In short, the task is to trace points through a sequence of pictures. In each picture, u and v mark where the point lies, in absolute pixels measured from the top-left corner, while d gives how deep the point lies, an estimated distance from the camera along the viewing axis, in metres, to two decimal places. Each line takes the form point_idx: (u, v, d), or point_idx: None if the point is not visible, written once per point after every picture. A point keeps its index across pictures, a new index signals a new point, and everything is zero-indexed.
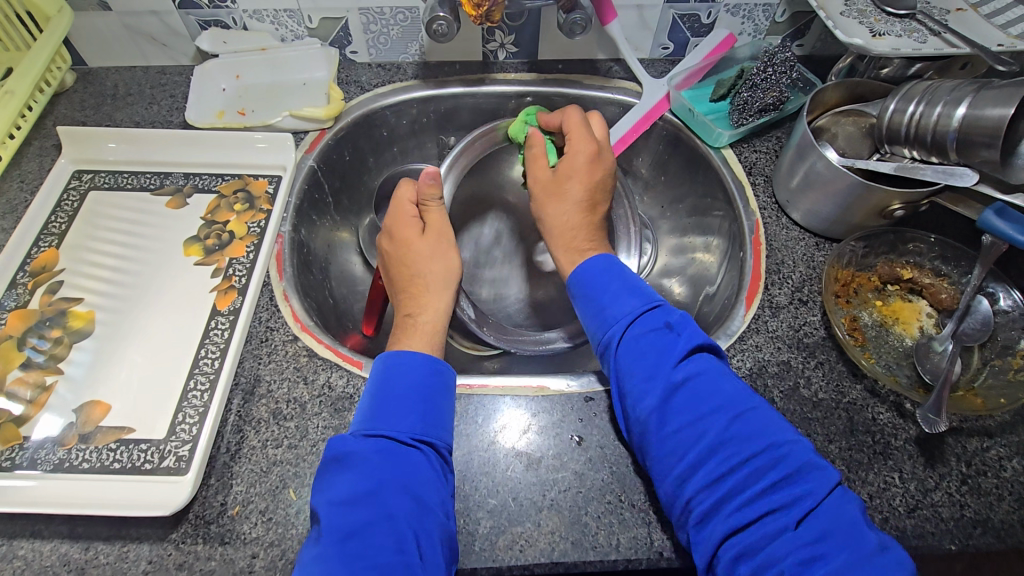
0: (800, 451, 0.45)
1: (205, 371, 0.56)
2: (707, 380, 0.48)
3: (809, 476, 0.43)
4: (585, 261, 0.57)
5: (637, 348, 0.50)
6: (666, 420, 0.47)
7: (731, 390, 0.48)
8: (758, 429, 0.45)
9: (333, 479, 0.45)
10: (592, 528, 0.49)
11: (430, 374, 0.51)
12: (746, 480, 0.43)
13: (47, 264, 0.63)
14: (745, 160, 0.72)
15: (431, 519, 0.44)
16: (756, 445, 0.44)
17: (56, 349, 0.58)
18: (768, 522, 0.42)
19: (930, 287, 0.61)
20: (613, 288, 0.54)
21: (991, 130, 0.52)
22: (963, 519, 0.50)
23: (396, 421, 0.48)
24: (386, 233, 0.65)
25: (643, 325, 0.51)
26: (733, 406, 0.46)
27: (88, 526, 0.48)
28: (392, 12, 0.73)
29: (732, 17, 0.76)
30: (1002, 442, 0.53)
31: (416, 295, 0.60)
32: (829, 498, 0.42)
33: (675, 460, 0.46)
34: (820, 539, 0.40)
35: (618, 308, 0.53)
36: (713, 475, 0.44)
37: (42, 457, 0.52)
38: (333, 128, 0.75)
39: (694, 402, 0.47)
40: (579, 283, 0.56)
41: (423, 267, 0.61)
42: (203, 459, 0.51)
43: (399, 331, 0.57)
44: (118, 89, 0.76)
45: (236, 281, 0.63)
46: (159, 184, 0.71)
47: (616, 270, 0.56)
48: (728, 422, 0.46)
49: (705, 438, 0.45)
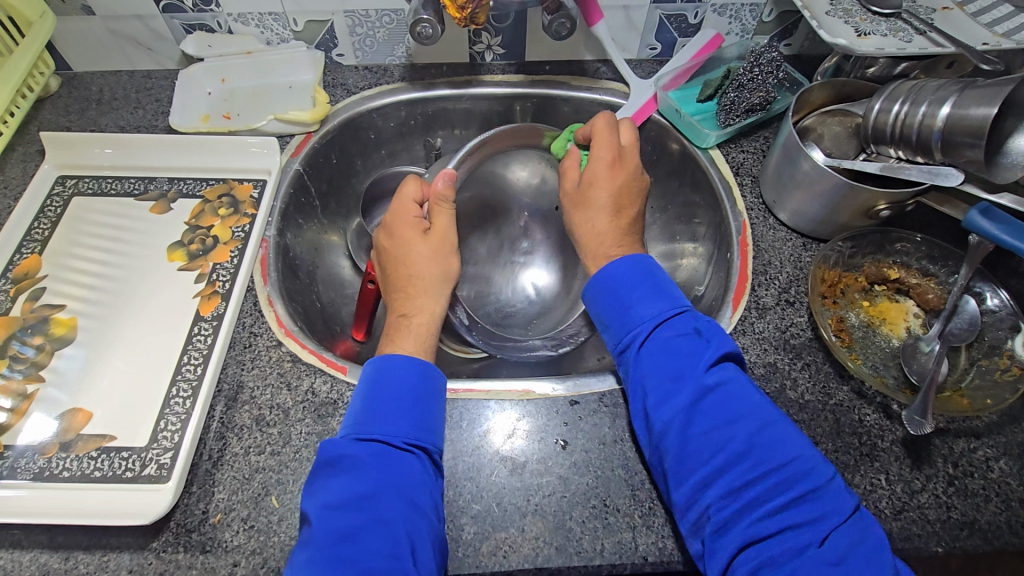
0: (823, 467, 0.45)
1: (187, 378, 0.56)
2: (736, 388, 0.48)
3: (831, 492, 0.44)
4: (610, 262, 0.56)
5: (663, 353, 0.50)
6: (691, 424, 0.47)
7: (758, 402, 0.48)
8: (784, 440, 0.45)
9: (325, 484, 0.45)
10: (577, 533, 0.49)
11: (424, 378, 0.51)
12: (770, 490, 0.43)
13: (30, 271, 0.63)
14: (733, 161, 0.71)
15: (424, 523, 0.44)
16: (784, 454, 0.45)
17: (38, 356, 0.57)
18: (790, 536, 0.42)
19: (917, 287, 0.61)
20: (639, 291, 0.54)
21: (974, 129, 0.52)
22: (949, 521, 0.49)
23: (390, 425, 0.48)
24: (386, 230, 0.64)
25: (672, 329, 0.51)
26: (760, 415, 0.47)
27: (68, 535, 0.48)
28: (378, 14, 0.72)
29: (719, 17, 0.75)
30: (989, 442, 0.52)
31: (412, 296, 0.59)
32: (851, 516, 0.43)
33: (699, 463, 0.45)
34: (842, 557, 0.40)
35: (645, 310, 0.53)
36: (739, 481, 0.44)
37: (22, 465, 0.51)
38: (319, 131, 0.74)
39: (721, 408, 0.47)
40: (602, 284, 0.55)
41: (423, 268, 0.60)
42: (185, 466, 0.50)
43: (391, 331, 0.57)
44: (102, 94, 0.76)
45: (220, 286, 0.62)
46: (144, 189, 0.70)
47: (648, 271, 0.55)
48: (755, 431, 0.46)
49: (732, 444, 0.45)
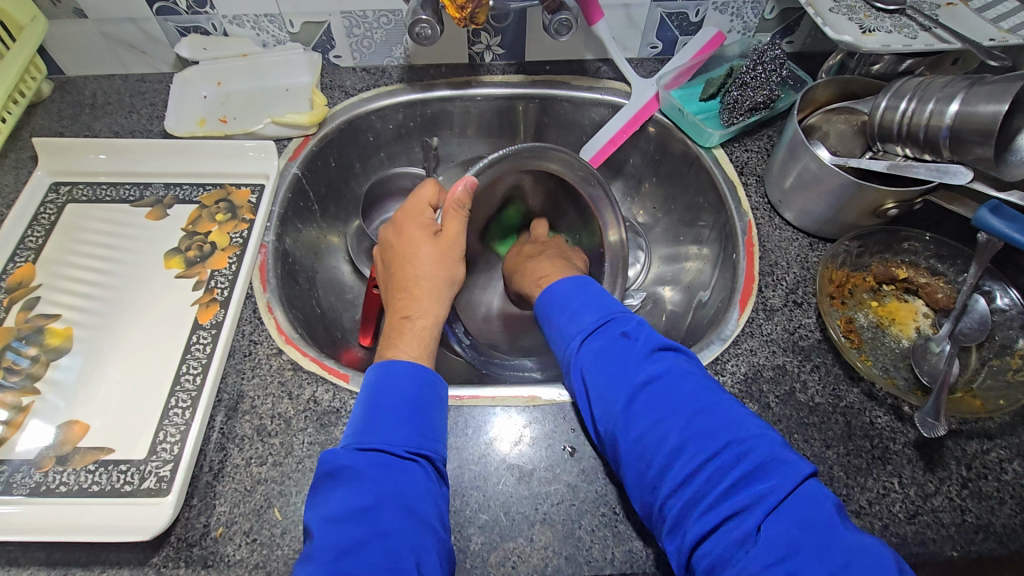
0: (764, 446, 0.43)
1: (186, 389, 0.55)
2: (670, 380, 0.47)
3: (773, 471, 0.41)
4: (550, 284, 0.57)
5: (596, 363, 0.49)
6: (630, 426, 0.45)
7: (693, 391, 0.46)
8: (719, 427, 0.44)
9: (327, 495, 0.44)
10: (587, 542, 0.48)
11: (425, 386, 0.50)
12: (709, 480, 0.42)
13: (24, 279, 0.62)
14: (736, 160, 0.70)
15: (428, 534, 0.43)
16: (715, 445, 0.43)
17: (33, 367, 0.56)
18: (734, 528, 0.40)
19: (926, 286, 0.60)
20: (574, 304, 0.54)
21: (983, 127, 0.51)
22: (964, 524, 0.49)
23: (391, 435, 0.46)
24: (394, 225, 0.62)
25: (602, 339, 0.51)
26: (692, 406, 0.45)
27: (65, 551, 0.47)
28: (375, 15, 0.71)
29: (721, 14, 0.74)
30: (1002, 443, 0.52)
31: (416, 297, 0.58)
32: (794, 494, 0.40)
33: (642, 466, 0.44)
34: (786, 548, 0.37)
35: (577, 319, 0.53)
36: (679, 477, 0.42)
37: (18, 480, 0.50)
38: (317, 133, 0.73)
39: (653, 406, 0.46)
40: (545, 305, 0.56)
41: (429, 272, 0.59)
42: (185, 480, 0.49)
43: (393, 333, 0.55)
44: (96, 98, 0.75)
45: (218, 293, 0.61)
46: (139, 195, 0.69)
47: (582, 287, 0.56)
48: (688, 422, 0.44)
49: (665, 442, 0.44)
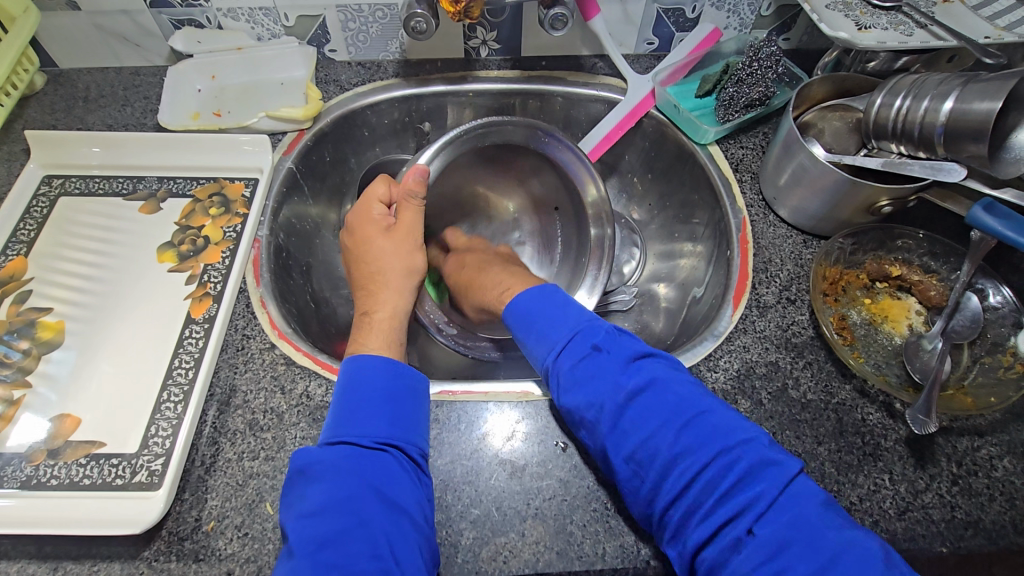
0: (752, 449, 0.43)
1: (178, 382, 0.55)
2: (656, 391, 0.46)
3: (762, 474, 0.42)
4: (516, 297, 0.57)
5: (571, 380, 0.49)
6: (620, 444, 0.45)
7: (676, 400, 0.46)
8: (707, 435, 0.44)
9: (301, 492, 0.43)
10: (578, 537, 0.48)
11: (392, 376, 0.50)
12: (703, 489, 0.42)
13: (16, 273, 0.62)
14: (732, 157, 0.70)
15: (406, 522, 0.43)
16: (705, 453, 0.43)
17: (25, 360, 0.56)
18: (728, 534, 0.40)
19: (919, 284, 0.60)
20: (540, 318, 0.54)
21: (978, 124, 0.51)
22: (954, 521, 0.49)
23: (362, 426, 0.46)
24: (349, 228, 0.64)
25: (575, 354, 0.50)
26: (678, 416, 0.45)
27: (56, 545, 0.47)
28: (370, 9, 0.71)
29: (717, 11, 0.74)
30: (993, 440, 0.52)
31: (376, 291, 0.59)
32: (784, 495, 0.40)
33: (637, 480, 0.45)
34: (782, 550, 0.38)
35: (546, 338, 0.52)
36: (673, 491, 0.42)
37: (9, 474, 0.50)
38: (312, 128, 0.73)
39: (640, 420, 0.45)
40: (514, 318, 0.56)
41: (386, 264, 0.60)
42: (177, 473, 0.49)
43: (357, 329, 0.56)
44: (90, 91, 0.74)
45: (211, 288, 0.61)
46: (132, 188, 0.69)
47: (550, 297, 0.55)
48: (675, 434, 0.44)
49: (658, 456, 0.44)
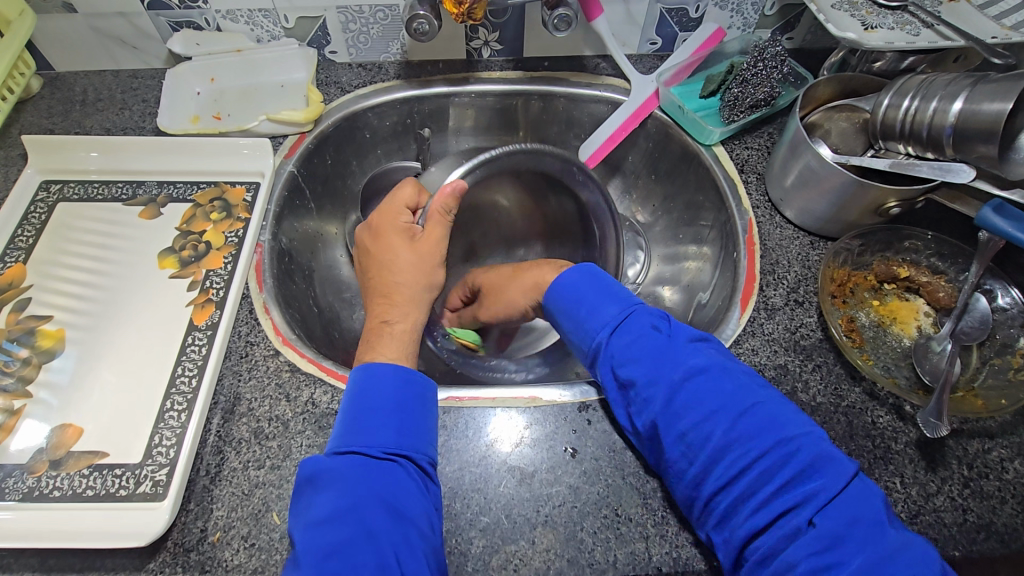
0: (810, 443, 0.42)
1: (182, 391, 0.54)
2: (711, 377, 0.46)
3: (822, 469, 0.41)
4: (560, 277, 0.56)
5: (629, 355, 0.49)
6: (673, 423, 0.45)
7: (733, 388, 0.45)
8: (766, 423, 0.43)
9: (310, 501, 0.43)
10: (589, 544, 0.48)
11: (401, 384, 0.49)
12: (758, 478, 0.42)
13: (14, 280, 0.61)
14: (737, 158, 0.70)
15: (412, 532, 0.42)
16: (765, 441, 0.42)
17: (25, 369, 0.55)
18: (784, 523, 0.40)
19: (927, 285, 0.60)
20: (589, 300, 0.53)
21: (988, 124, 0.51)
22: (966, 524, 0.49)
23: (371, 435, 0.46)
24: (371, 228, 0.60)
25: (630, 332, 0.50)
26: (736, 403, 0.44)
27: (59, 558, 0.46)
28: (372, 10, 0.70)
29: (721, 10, 0.74)
30: (1003, 443, 0.51)
31: (395, 303, 0.56)
32: (844, 491, 0.40)
33: (687, 462, 0.44)
34: (842, 548, 0.38)
35: (599, 314, 0.52)
36: (726, 476, 0.42)
37: (10, 486, 0.49)
38: (313, 131, 0.72)
39: (695, 402, 0.45)
40: (556, 300, 0.55)
41: (408, 277, 0.57)
42: (182, 483, 0.48)
43: (370, 338, 0.54)
44: (87, 94, 0.73)
45: (213, 294, 0.60)
46: (132, 194, 0.68)
47: (594, 280, 0.55)
48: (732, 420, 0.44)
49: (711, 440, 0.43)
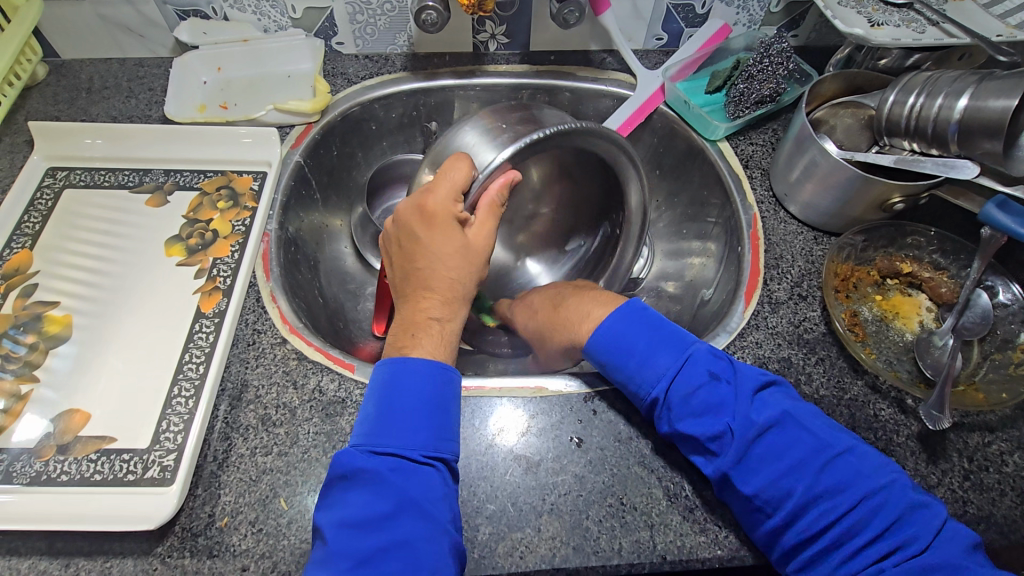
0: (899, 491, 0.42)
1: (189, 377, 0.54)
2: (789, 431, 0.45)
3: (913, 519, 0.41)
4: (601, 324, 0.53)
5: (693, 410, 0.47)
6: (748, 478, 0.44)
7: (811, 439, 0.44)
8: (849, 476, 0.43)
9: (341, 498, 0.43)
10: (594, 532, 0.48)
11: (440, 384, 0.47)
12: (847, 531, 0.42)
13: (21, 266, 0.61)
14: (742, 153, 0.70)
15: (445, 540, 0.42)
16: (852, 496, 0.42)
17: (32, 355, 0.55)
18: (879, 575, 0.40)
19: (929, 281, 0.61)
20: (640, 347, 0.51)
21: (992, 121, 0.51)
22: (966, 516, 0.49)
23: (407, 439, 0.45)
24: (414, 208, 0.51)
25: (691, 383, 0.48)
26: (819, 456, 0.44)
27: (67, 541, 0.46)
28: (379, 1, 0.71)
29: (727, 7, 0.74)
30: (1003, 436, 0.52)
31: (441, 301, 0.51)
32: (936, 539, 0.41)
33: (765, 514, 0.44)
34: None
35: (651, 366, 0.50)
36: (813, 530, 0.42)
37: (19, 469, 0.49)
38: (319, 121, 0.72)
39: (772, 457, 0.44)
40: (602, 347, 0.52)
41: (459, 273, 0.51)
42: (190, 468, 0.49)
43: (409, 334, 0.49)
44: (93, 82, 0.73)
45: (220, 282, 0.60)
46: (139, 181, 0.68)
47: (641, 322, 0.52)
48: (815, 475, 0.43)
49: (792, 496, 0.43)
